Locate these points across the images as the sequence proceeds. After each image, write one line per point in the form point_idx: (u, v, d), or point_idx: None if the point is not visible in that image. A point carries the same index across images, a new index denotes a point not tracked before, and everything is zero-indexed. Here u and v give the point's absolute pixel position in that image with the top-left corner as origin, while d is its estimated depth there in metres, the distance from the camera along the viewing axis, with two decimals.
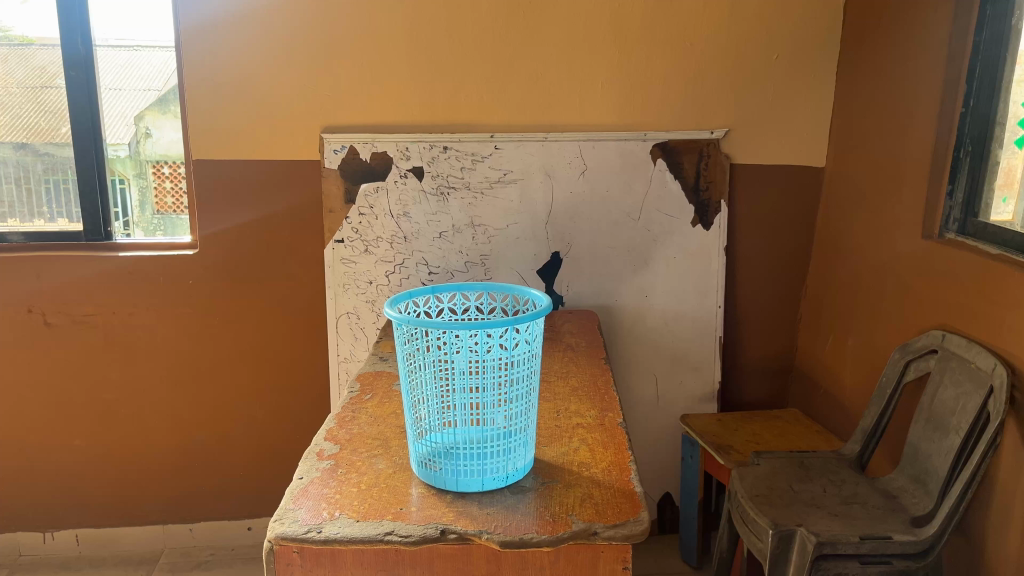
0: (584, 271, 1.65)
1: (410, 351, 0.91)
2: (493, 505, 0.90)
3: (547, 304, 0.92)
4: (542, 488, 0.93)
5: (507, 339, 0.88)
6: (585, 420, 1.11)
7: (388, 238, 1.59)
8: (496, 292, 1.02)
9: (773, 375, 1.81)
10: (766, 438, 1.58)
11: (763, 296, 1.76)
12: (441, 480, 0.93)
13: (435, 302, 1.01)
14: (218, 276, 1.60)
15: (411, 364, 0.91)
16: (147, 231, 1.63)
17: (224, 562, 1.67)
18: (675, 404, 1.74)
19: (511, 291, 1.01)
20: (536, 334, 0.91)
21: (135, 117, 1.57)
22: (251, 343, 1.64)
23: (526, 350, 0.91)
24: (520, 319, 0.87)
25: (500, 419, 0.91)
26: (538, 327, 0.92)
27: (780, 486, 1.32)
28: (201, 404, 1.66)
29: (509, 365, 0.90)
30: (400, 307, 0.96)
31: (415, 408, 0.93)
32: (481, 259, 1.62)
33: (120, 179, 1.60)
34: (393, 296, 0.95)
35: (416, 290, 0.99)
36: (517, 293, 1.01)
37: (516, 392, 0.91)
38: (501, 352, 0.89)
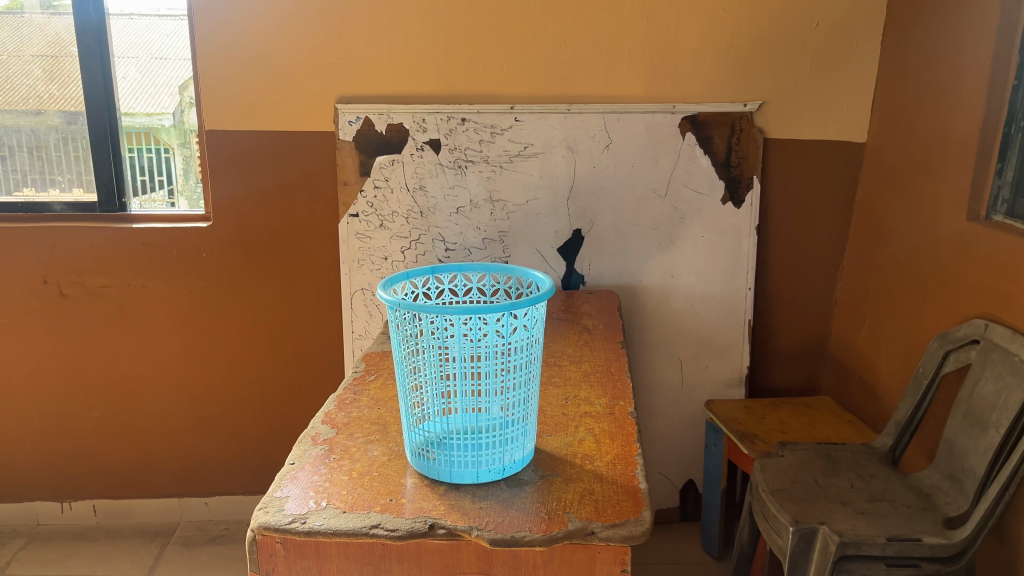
0: (607, 250, 1.59)
1: (403, 335, 0.86)
2: (487, 499, 0.85)
3: (549, 287, 0.86)
4: (541, 482, 0.88)
5: (504, 325, 0.83)
6: (593, 409, 1.05)
7: (403, 213, 1.54)
8: (499, 273, 0.97)
9: (804, 360, 1.73)
10: (794, 428, 1.50)
11: (796, 277, 1.68)
12: (435, 470, 0.89)
13: (434, 284, 0.96)
14: (232, 249, 1.57)
15: (403, 349, 0.86)
16: (191, 201, 1.60)
17: (238, 538, 1.66)
18: (700, 389, 1.67)
19: (514, 273, 0.95)
20: (536, 319, 0.85)
21: (180, 87, 1.55)
22: (265, 318, 1.62)
23: (526, 337, 0.85)
24: (518, 303, 0.82)
25: (497, 409, 0.86)
26: (539, 312, 0.86)
27: (804, 480, 1.26)
28: (215, 378, 1.65)
29: (506, 353, 0.84)
30: (396, 288, 0.92)
31: (410, 395, 0.88)
32: (500, 236, 1.56)
33: (165, 148, 1.57)
34: (388, 276, 0.90)
35: (414, 270, 0.94)
36: (520, 275, 0.95)
37: (514, 381, 0.86)
38: (498, 339, 0.83)
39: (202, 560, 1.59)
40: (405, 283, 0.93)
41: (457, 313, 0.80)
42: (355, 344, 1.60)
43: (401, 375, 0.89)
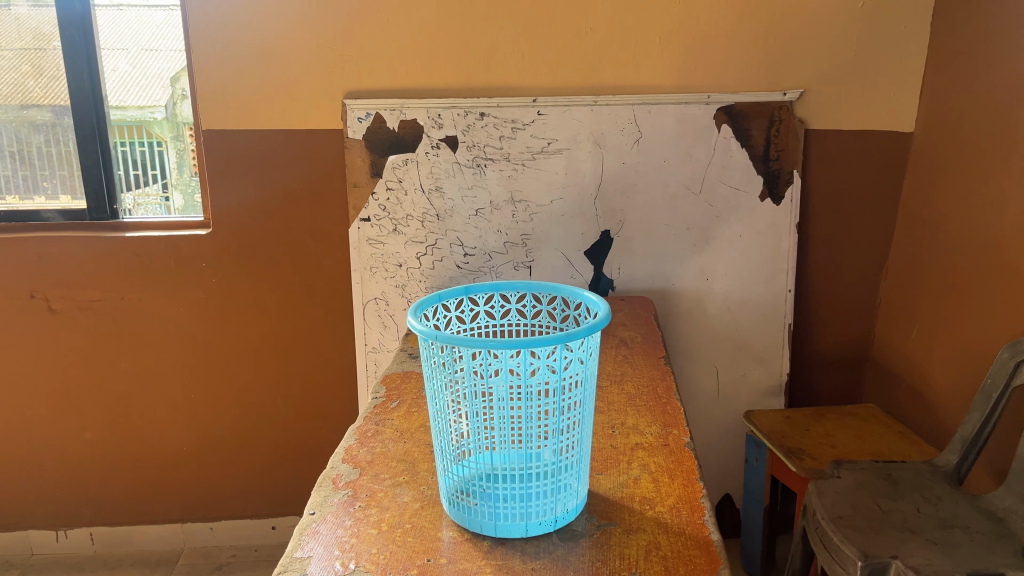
0: (637, 252, 1.47)
1: (439, 372, 0.74)
2: (540, 557, 0.74)
3: (605, 313, 0.75)
4: (599, 534, 0.78)
5: (556, 359, 0.72)
6: (645, 440, 0.95)
7: (418, 216, 1.43)
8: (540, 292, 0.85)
9: (846, 365, 1.62)
10: (843, 442, 1.40)
11: (839, 277, 1.57)
12: (476, 523, 0.78)
13: (468, 306, 0.85)
14: (234, 258, 1.46)
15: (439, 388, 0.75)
16: (186, 195, 1.49)
17: (246, 565, 1.56)
18: (737, 398, 1.57)
19: (559, 292, 0.84)
20: (591, 350, 0.74)
21: (170, 79, 1.43)
22: (271, 330, 1.50)
23: (580, 371, 0.74)
24: (574, 334, 0.70)
25: (548, 455, 0.75)
26: (594, 342, 0.75)
27: (866, 505, 1.15)
28: (218, 395, 1.54)
29: (559, 391, 0.73)
30: (428, 313, 0.80)
31: (446, 437, 0.77)
32: (522, 239, 1.45)
33: (157, 141, 1.46)
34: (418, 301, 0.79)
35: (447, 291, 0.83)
36: (566, 295, 0.84)
37: (567, 421, 0.75)
38: (550, 376, 0.72)
39: None
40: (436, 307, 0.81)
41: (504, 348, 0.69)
42: (369, 358, 1.49)
43: (437, 414, 0.77)
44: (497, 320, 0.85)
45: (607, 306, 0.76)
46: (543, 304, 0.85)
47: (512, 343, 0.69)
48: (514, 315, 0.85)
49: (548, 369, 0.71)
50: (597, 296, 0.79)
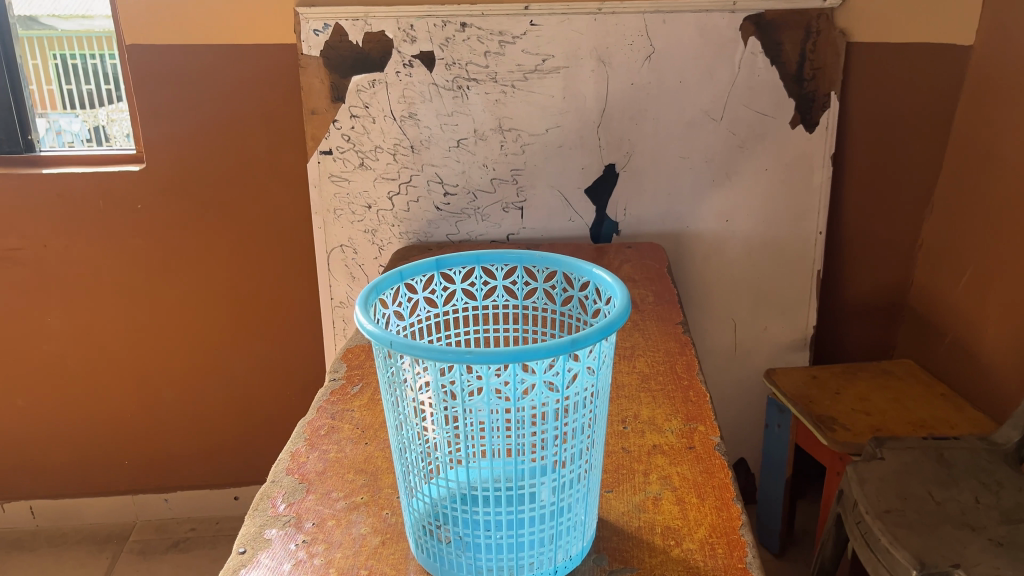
0: (647, 190, 1.26)
1: (397, 387, 0.55)
2: None
3: (622, 306, 0.55)
4: None
5: (558, 372, 0.52)
6: (665, 440, 0.76)
7: (389, 148, 1.21)
8: (534, 266, 0.66)
9: (879, 315, 1.44)
10: (880, 409, 1.23)
11: (876, 216, 1.36)
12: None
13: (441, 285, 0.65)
14: (175, 198, 1.24)
15: (397, 407, 0.56)
16: None
17: (206, 541, 1.40)
18: (756, 354, 1.38)
19: (558, 267, 0.64)
20: (604, 357, 0.54)
21: None
22: (223, 281, 1.31)
23: (590, 384, 0.55)
24: (583, 339, 0.51)
25: (545, 493, 0.56)
26: (608, 345, 0.55)
27: (917, 495, 0.98)
28: (166, 355, 1.35)
29: (560, 413, 0.53)
30: (386, 296, 0.61)
31: (408, 467, 0.58)
32: (512, 176, 1.23)
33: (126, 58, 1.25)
34: (371, 283, 0.60)
35: (412, 266, 0.63)
36: (568, 271, 0.64)
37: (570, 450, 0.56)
38: (550, 395, 0.52)
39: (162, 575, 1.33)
40: (397, 288, 0.62)
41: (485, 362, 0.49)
42: (337, 313, 1.30)
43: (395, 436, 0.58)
44: (479, 302, 0.66)
45: (626, 296, 0.56)
46: (538, 282, 0.65)
47: (498, 356, 0.49)
48: (501, 297, 0.65)
49: (548, 387, 0.51)
50: (610, 276, 0.59)
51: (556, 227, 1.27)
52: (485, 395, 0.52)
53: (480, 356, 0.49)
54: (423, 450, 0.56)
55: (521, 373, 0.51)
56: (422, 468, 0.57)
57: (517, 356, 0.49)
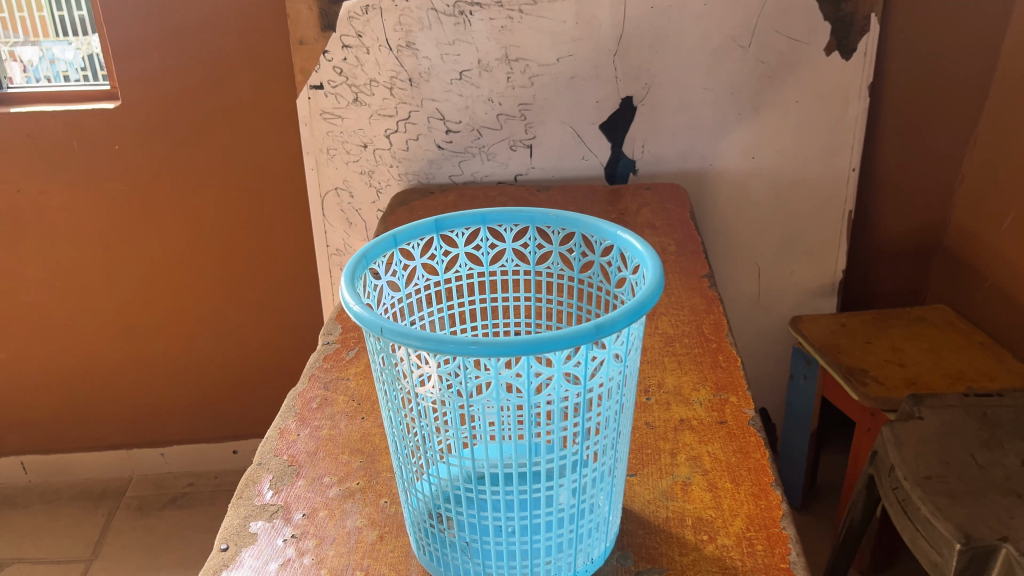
0: (666, 125, 1.16)
1: (390, 378, 0.47)
2: None
3: (654, 280, 0.47)
4: None
5: (578, 362, 0.44)
6: (693, 413, 0.69)
7: (385, 81, 1.10)
8: (549, 226, 0.57)
9: (911, 257, 1.35)
10: (914, 360, 1.15)
11: (914, 152, 1.26)
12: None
13: (442, 249, 0.57)
14: (155, 139, 1.15)
15: (391, 399, 0.48)
16: None
17: (205, 498, 1.35)
18: (780, 300, 1.30)
19: (576, 228, 0.56)
20: (633, 342, 0.46)
21: None
22: (212, 227, 1.22)
23: (617, 374, 0.47)
24: (609, 324, 0.43)
25: (564, 497, 0.48)
26: (638, 327, 0.47)
27: (960, 459, 0.91)
28: (154, 306, 1.27)
29: (581, 408, 0.45)
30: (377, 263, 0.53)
31: (406, 465, 0.50)
32: (520, 111, 1.13)
33: None
34: (359, 251, 0.52)
35: (408, 228, 0.55)
36: (588, 233, 0.55)
37: (593, 448, 0.48)
38: (569, 389, 0.44)
39: (160, 533, 1.29)
40: (391, 254, 0.54)
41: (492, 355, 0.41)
42: (333, 261, 1.21)
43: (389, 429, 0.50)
44: (486, 269, 0.58)
45: (658, 268, 0.47)
46: (553, 245, 0.56)
47: (507, 348, 0.41)
48: (510, 262, 0.57)
49: (567, 381, 0.43)
50: (637, 241, 0.51)
51: (568, 165, 1.17)
52: (493, 391, 0.44)
53: (486, 349, 0.41)
54: (422, 449, 0.48)
55: (535, 366, 0.43)
56: (421, 467, 0.49)
57: (529, 349, 0.41)
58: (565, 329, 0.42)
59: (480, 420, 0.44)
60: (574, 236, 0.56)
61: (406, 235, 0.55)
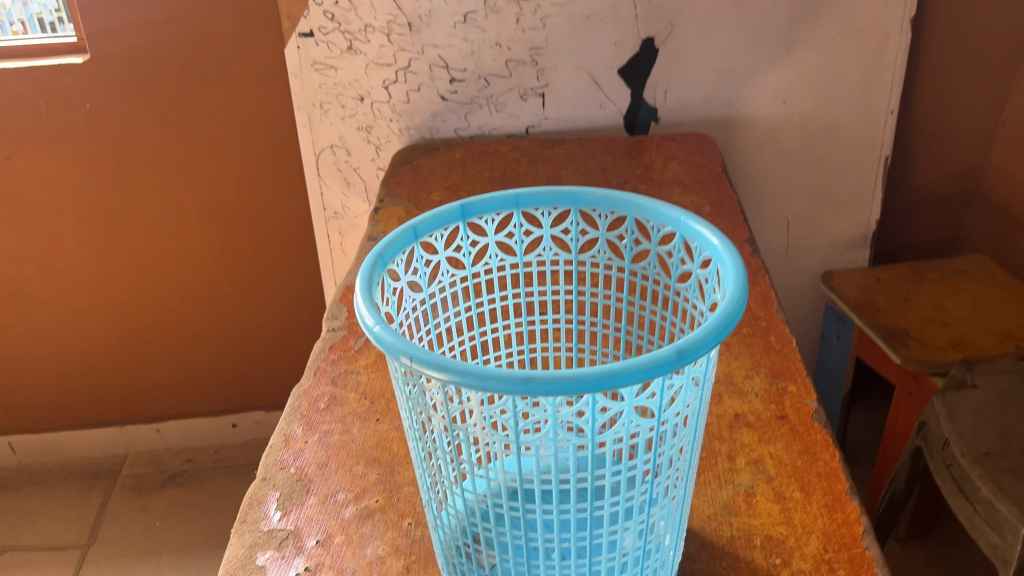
0: (691, 68, 1.06)
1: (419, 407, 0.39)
2: None
3: (736, 288, 0.39)
4: None
5: (651, 392, 0.36)
6: (750, 407, 0.61)
7: (382, 27, 0.99)
8: (594, 208, 0.49)
9: (948, 203, 1.26)
10: (957, 317, 1.07)
11: (956, 91, 1.16)
12: None
13: (468, 239, 0.49)
14: (130, 97, 1.05)
15: (420, 431, 0.40)
16: None
17: (204, 475, 1.29)
18: (809, 254, 1.22)
19: (628, 211, 0.48)
20: (712, 363, 0.38)
21: None
22: (198, 192, 1.13)
23: (693, 401, 0.39)
24: (691, 348, 0.35)
25: (629, 540, 0.41)
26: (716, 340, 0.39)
27: (1018, 430, 0.84)
28: (140, 277, 1.19)
29: (653, 443, 0.38)
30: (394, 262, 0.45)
31: (438, 502, 0.43)
32: (531, 56, 1.03)
33: None
34: (374, 249, 0.44)
35: (429, 218, 0.47)
36: (642, 217, 0.47)
37: (662, 484, 0.40)
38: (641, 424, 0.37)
39: (159, 513, 1.23)
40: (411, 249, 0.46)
41: (551, 394, 0.33)
42: (331, 225, 1.12)
43: (416, 461, 0.43)
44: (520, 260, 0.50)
45: (740, 271, 0.40)
46: (600, 232, 0.48)
47: (570, 385, 0.33)
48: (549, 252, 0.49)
49: (639, 417, 0.36)
50: (708, 231, 0.43)
51: (584, 115, 1.08)
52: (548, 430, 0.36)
53: (543, 386, 0.33)
54: (458, 487, 0.41)
55: (602, 401, 0.35)
56: (456, 508, 0.41)
57: (598, 386, 0.33)
58: (639, 358, 0.34)
59: (532, 462, 0.37)
60: (626, 221, 0.47)
61: (427, 226, 0.47)
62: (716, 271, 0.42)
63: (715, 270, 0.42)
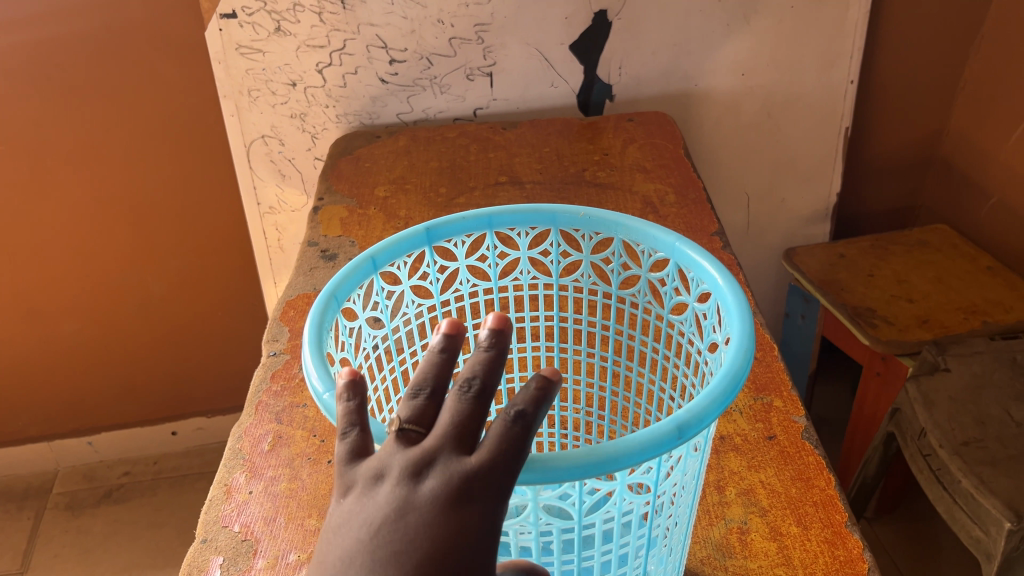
0: (646, 41, 0.99)
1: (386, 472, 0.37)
2: None
3: (742, 336, 0.36)
4: None
5: (646, 467, 0.33)
6: (737, 427, 0.57)
7: (312, 5, 0.90)
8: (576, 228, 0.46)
9: (907, 171, 1.24)
10: (923, 293, 1.05)
11: (915, 56, 1.13)
12: None
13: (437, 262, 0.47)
14: (36, 91, 0.95)
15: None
16: None
17: (144, 488, 1.26)
18: (768, 230, 1.19)
19: (614, 233, 0.45)
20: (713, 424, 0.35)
21: None
22: (118, 191, 1.05)
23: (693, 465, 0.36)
24: (693, 422, 0.31)
25: None
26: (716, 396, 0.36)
27: (995, 417, 0.82)
28: (62, 285, 1.12)
29: (651, 516, 0.35)
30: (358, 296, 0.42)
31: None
32: (476, 33, 0.95)
33: None
34: (328, 288, 0.40)
35: (397, 247, 0.44)
36: (631, 238, 0.45)
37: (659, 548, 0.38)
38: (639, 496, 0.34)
39: (97, 535, 1.20)
40: (370, 281, 0.43)
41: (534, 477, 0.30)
42: (268, 220, 1.04)
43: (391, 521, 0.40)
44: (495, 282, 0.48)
45: (745, 317, 0.36)
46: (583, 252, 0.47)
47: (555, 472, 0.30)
48: (524, 272, 0.47)
49: (633, 497, 0.32)
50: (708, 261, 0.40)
51: (535, 95, 1.01)
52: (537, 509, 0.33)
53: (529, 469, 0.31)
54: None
55: (593, 482, 0.32)
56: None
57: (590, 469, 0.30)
58: (634, 435, 0.31)
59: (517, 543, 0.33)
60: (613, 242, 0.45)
61: (388, 256, 0.44)
62: (716, 311, 0.40)
63: (716, 307, 0.40)
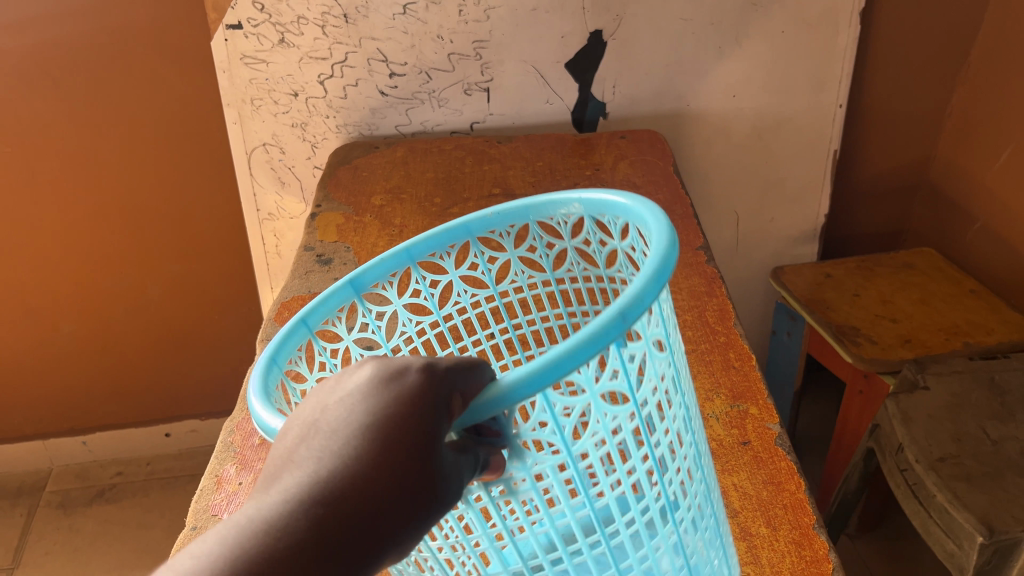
0: (640, 61, 1.02)
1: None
2: None
3: (664, 240, 0.34)
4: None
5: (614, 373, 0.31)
6: (714, 433, 0.59)
7: (316, 18, 0.93)
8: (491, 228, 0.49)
9: (895, 195, 1.26)
10: (907, 313, 1.07)
11: (902, 83, 1.15)
12: None
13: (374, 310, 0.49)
14: (45, 94, 0.98)
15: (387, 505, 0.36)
16: None
17: (136, 488, 1.28)
18: (757, 249, 1.22)
19: (527, 218, 0.48)
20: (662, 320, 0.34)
21: None
22: (121, 195, 1.07)
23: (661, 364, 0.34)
24: (633, 306, 0.30)
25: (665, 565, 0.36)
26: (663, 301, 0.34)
27: (971, 434, 0.83)
28: (61, 285, 1.14)
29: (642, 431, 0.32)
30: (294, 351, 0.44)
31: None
32: (474, 49, 0.98)
33: None
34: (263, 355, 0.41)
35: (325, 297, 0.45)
36: (541, 216, 0.48)
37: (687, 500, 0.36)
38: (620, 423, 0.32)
39: (87, 533, 1.21)
40: (304, 343, 0.44)
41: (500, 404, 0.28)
42: (266, 227, 1.07)
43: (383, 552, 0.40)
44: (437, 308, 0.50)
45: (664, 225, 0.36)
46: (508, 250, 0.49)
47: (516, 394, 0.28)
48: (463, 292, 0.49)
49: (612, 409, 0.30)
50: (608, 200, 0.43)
51: (530, 110, 1.04)
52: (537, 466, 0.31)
53: (485, 402, 0.29)
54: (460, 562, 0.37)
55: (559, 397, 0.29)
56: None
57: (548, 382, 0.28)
58: (582, 332, 0.28)
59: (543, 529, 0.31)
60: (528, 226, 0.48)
61: (315, 316, 0.45)
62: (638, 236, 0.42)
63: (637, 232, 0.42)
